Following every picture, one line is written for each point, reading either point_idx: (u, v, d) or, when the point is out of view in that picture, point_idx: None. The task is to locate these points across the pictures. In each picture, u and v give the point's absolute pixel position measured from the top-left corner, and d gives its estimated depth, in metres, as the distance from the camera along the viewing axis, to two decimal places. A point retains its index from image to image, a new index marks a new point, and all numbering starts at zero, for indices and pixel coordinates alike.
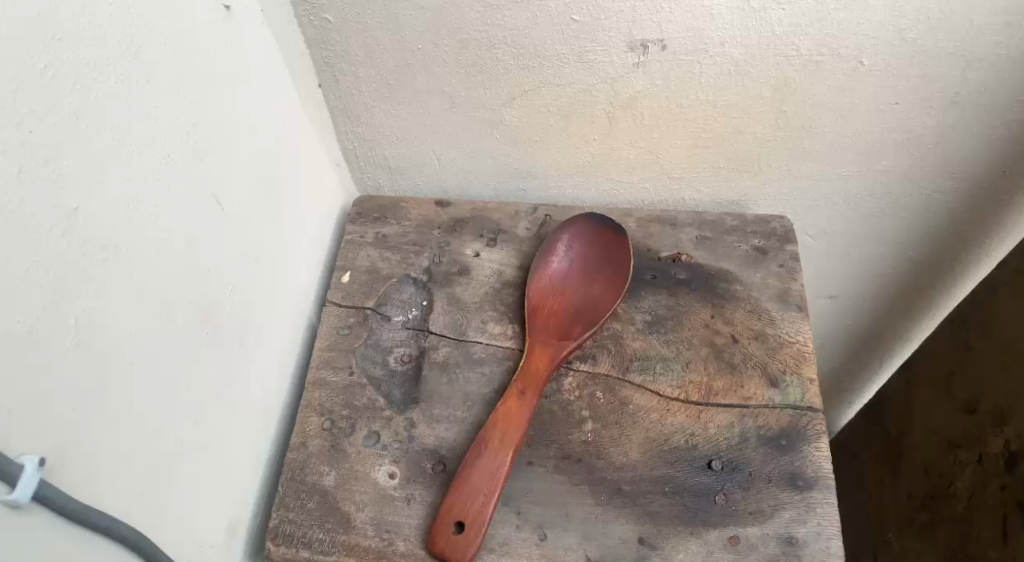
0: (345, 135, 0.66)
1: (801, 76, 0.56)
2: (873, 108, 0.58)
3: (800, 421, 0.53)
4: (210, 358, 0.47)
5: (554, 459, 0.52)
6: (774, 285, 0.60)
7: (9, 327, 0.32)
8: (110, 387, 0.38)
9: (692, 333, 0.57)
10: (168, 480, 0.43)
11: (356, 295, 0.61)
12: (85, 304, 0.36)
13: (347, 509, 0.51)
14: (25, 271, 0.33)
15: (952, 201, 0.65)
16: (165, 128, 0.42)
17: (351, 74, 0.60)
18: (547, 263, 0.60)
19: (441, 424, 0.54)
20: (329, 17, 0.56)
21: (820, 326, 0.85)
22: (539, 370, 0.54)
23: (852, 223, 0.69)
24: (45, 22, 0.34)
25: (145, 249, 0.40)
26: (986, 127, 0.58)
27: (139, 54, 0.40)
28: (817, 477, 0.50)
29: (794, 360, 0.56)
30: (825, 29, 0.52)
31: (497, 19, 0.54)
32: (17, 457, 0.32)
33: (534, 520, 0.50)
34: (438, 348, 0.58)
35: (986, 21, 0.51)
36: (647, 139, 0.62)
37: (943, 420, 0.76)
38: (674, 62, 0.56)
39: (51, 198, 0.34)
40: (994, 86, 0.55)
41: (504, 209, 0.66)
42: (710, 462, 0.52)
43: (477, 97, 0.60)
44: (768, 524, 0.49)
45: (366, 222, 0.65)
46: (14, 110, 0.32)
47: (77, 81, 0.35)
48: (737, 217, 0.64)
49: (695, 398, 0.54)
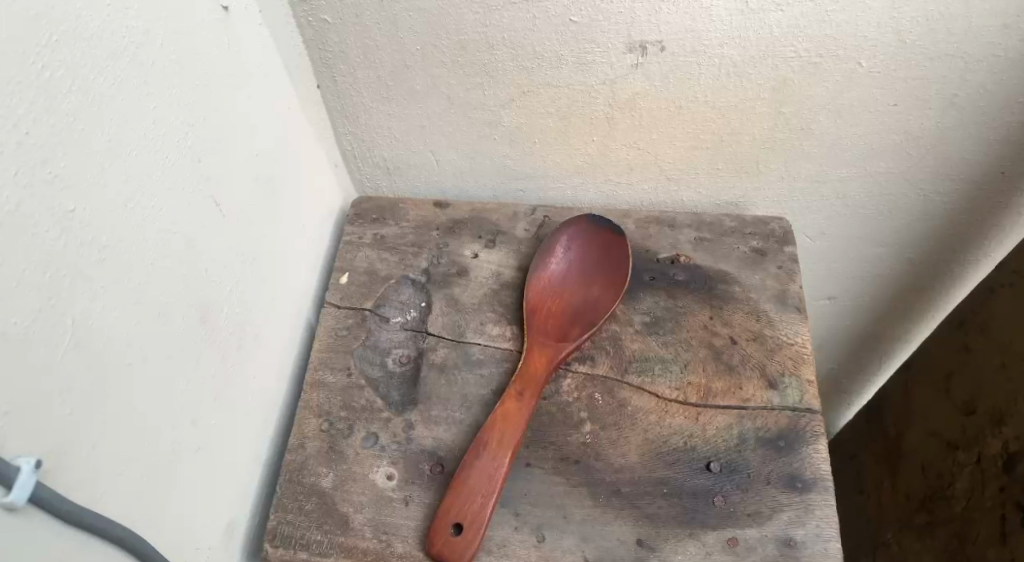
0: (344, 136, 0.66)
1: (799, 77, 0.56)
2: (872, 109, 0.58)
3: (799, 422, 0.53)
4: (208, 359, 0.47)
5: (553, 460, 0.52)
6: (773, 286, 0.60)
7: (7, 329, 0.32)
8: (107, 388, 0.38)
9: (691, 334, 0.57)
10: (166, 481, 0.43)
11: (355, 296, 0.61)
12: (83, 306, 0.36)
13: (346, 510, 0.51)
14: (23, 273, 0.33)
15: (950, 202, 0.65)
16: (163, 128, 0.42)
17: (350, 74, 0.60)
18: (546, 263, 0.60)
19: (439, 425, 0.54)
20: (327, 18, 0.56)
21: (819, 326, 0.85)
22: (538, 371, 0.54)
23: (851, 224, 0.69)
24: (42, 24, 0.34)
25: (144, 250, 0.40)
26: (985, 128, 0.58)
27: (136, 55, 0.39)
28: (816, 479, 0.50)
29: (793, 361, 0.56)
30: (824, 30, 0.52)
31: (496, 20, 0.54)
32: (13, 458, 0.32)
33: (533, 522, 0.50)
34: (436, 349, 0.58)
35: (985, 23, 0.51)
36: (646, 140, 0.62)
37: (941, 420, 0.76)
38: (673, 63, 0.56)
39: (48, 199, 0.34)
40: (993, 87, 0.55)
41: (503, 210, 0.66)
42: (708, 463, 0.52)
43: (476, 98, 0.60)
44: (766, 526, 0.49)
45: (365, 223, 0.65)
46: (12, 112, 0.32)
47: (75, 82, 0.35)
48: (736, 218, 0.64)
49: (694, 399, 0.54)
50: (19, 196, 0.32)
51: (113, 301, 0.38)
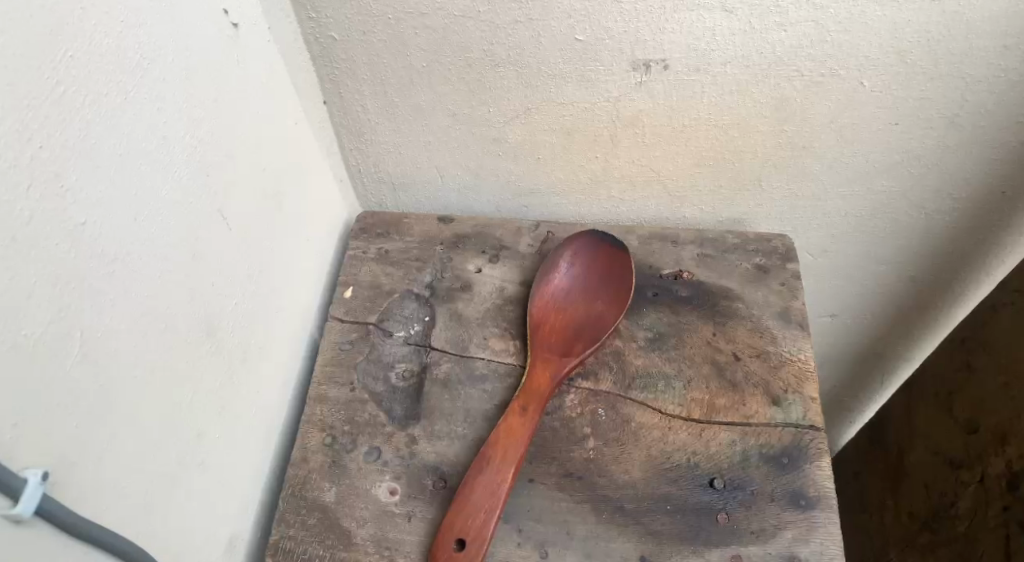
0: (348, 151, 0.66)
1: (801, 95, 0.56)
2: (872, 128, 0.58)
3: (802, 440, 0.53)
4: (212, 372, 0.47)
5: (555, 476, 0.52)
6: (775, 303, 0.60)
7: (18, 340, 0.32)
8: (112, 402, 0.38)
9: (694, 349, 0.57)
10: (171, 494, 0.43)
11: (359, 310, 0.61)
12: (91, 319, 0.36)
13: (347, 525, 0.51)
14: (34, 285, 0.33)
15: (951, 221, 0.66)
16: (172, 143, 0.42)
17: (355, 90, 0.60)
18: (549, 278, 0.60)
19: (441, 440, 0.54)
20: (334, 35, 0.56)
21: (822, 344, 0.85)
22: (541, 387, 0.54)
23: (853, 242, 0.69)
24: (58, 40, 0.34)
25: (152, 263, 0.41)
26: (985, 147, 0.59)
27: (146, 70, 0.40)
28: (820, 497, 0.50)
29: (796, 379, 0.56)
30: (826, 50, 0.53)
31: (502, 38, 0.55)
32: (21, 470, 0.32)
33: (536, 538, 0.50)
34: (439, 364, 0.58)
35: (985, 45, 0.52)
36: (648, 157, 0.62)
37: (944, 438, 0.76)
38: (677, 82, 0.56)
39: (60, 214, 0.34)
40: (994, 107, 0.56)
41: (506, 226, 0.66)
42: (712, 480, 0.51)
43: (480, 115, 0.61)
44: (769, 543, 0.49)
45: (370, 238, 0.66)
46: (27, 126, 0.32)
47: (87, 97, 0.36)
48: (739, 235, 0.65)
49: (697, 416, 0.54)
50: (32, 208, 0.33)
51: (122, 313, 0.38)
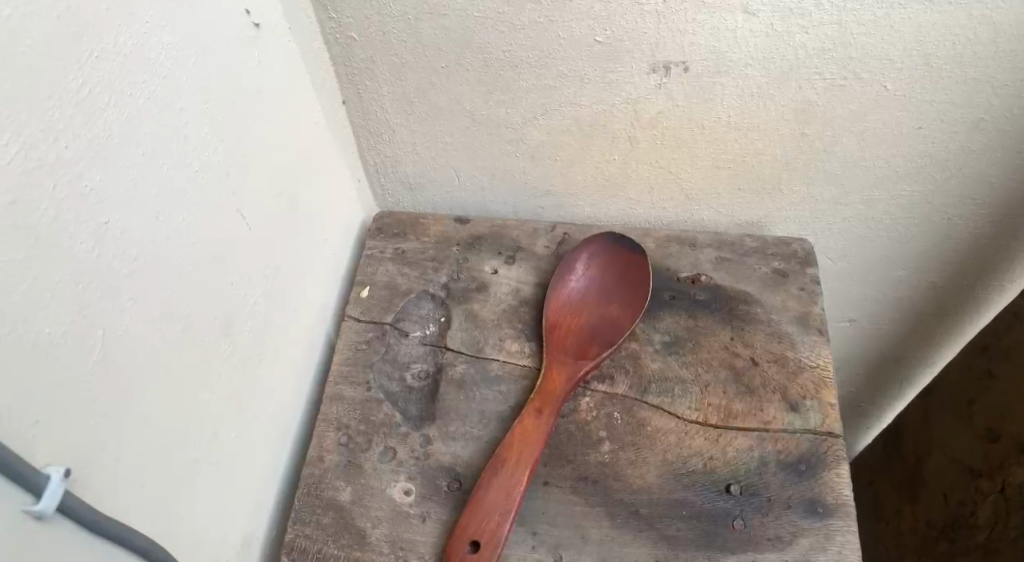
0: (367, 151, 0.66)
1: (823, 100, 0.56)
2: (895, 132, 0.58)
3: (820, 446, 0.52)
4: (228, 372, 0.47)
5: (570, 480, 0.52)
6: (794, 308, 0.60)
7: (39, 339, 0.32)
8: (131, 401, 0.38)
9: (711, 355, 0.57)
10: (188, 491, 0.43)
11: (375, 310, 0.61)
12: (113, 318, 0.37)
13: (362, 525, 0.51)
14: (56, 283, 0.33)
15: (974, 227, 0.65)
16: (194, 143, 0.42)
17: (374, 90, 0.60)
18: (563, 281, 0.60)
19: (456, 441, 0.54)
20: (354, 36, 0.56)
21: (839, 350, 0.84)
22: (556, 391, 0.54)
23: (873, 247, 0.69)
24: (82, 40, 0.34)
25: (172, 262, 0.41)
26: (1010, 152, 0.58)
27: (169, 72, 0.40)
28: (837, 505, 0.50)
29: (814, 385, 0.55)
30: (849, 53, 0.52)
31: (521, 39, 0.55)
32: (42, 467, 0.32)
33: (549, 542, 0.50)
34: (454, 365, 0.58)
35: (1011, 48, 0.51)
36: (667, 159, 0.62)
37: (963, 449, 0.75)
38: (697, 84, 0.56)
39: (85, 213, 0.35)
40: (1020, 111, 0.55)
41: (523, 227, 0.66)
42: (728, 487, 0.51)
43: (498, 116, 0.61)
44: (787, 551, 0.48)
45: (386, 238, 0.66)
46: (51, 126, 0.33)
47: (110, 97, 0.36)
48: (758, 239, 0.64)
49: (713, 422, 0.54)
50: (56, 208, 0.33)
51: (142, 314, 0.39)
